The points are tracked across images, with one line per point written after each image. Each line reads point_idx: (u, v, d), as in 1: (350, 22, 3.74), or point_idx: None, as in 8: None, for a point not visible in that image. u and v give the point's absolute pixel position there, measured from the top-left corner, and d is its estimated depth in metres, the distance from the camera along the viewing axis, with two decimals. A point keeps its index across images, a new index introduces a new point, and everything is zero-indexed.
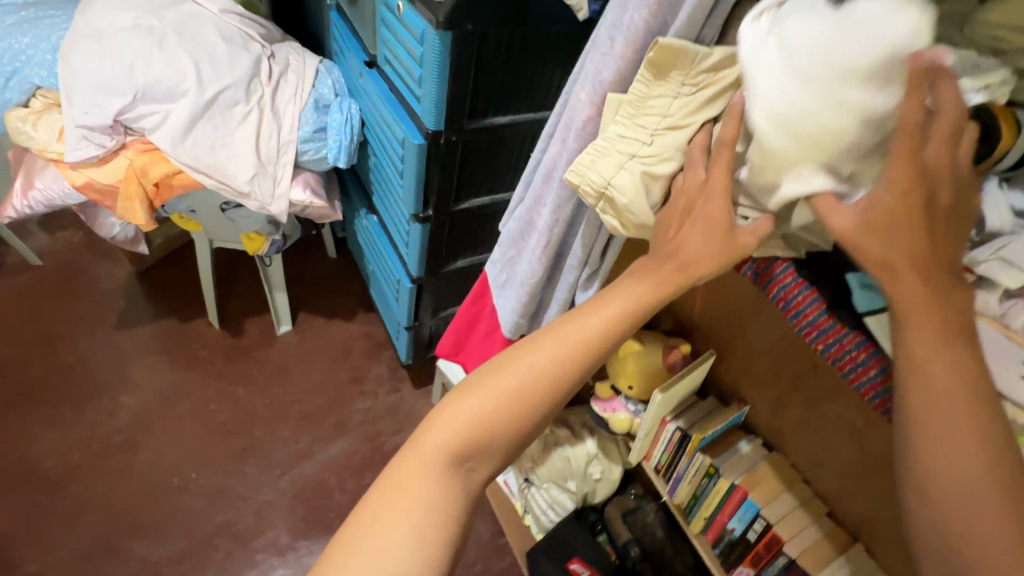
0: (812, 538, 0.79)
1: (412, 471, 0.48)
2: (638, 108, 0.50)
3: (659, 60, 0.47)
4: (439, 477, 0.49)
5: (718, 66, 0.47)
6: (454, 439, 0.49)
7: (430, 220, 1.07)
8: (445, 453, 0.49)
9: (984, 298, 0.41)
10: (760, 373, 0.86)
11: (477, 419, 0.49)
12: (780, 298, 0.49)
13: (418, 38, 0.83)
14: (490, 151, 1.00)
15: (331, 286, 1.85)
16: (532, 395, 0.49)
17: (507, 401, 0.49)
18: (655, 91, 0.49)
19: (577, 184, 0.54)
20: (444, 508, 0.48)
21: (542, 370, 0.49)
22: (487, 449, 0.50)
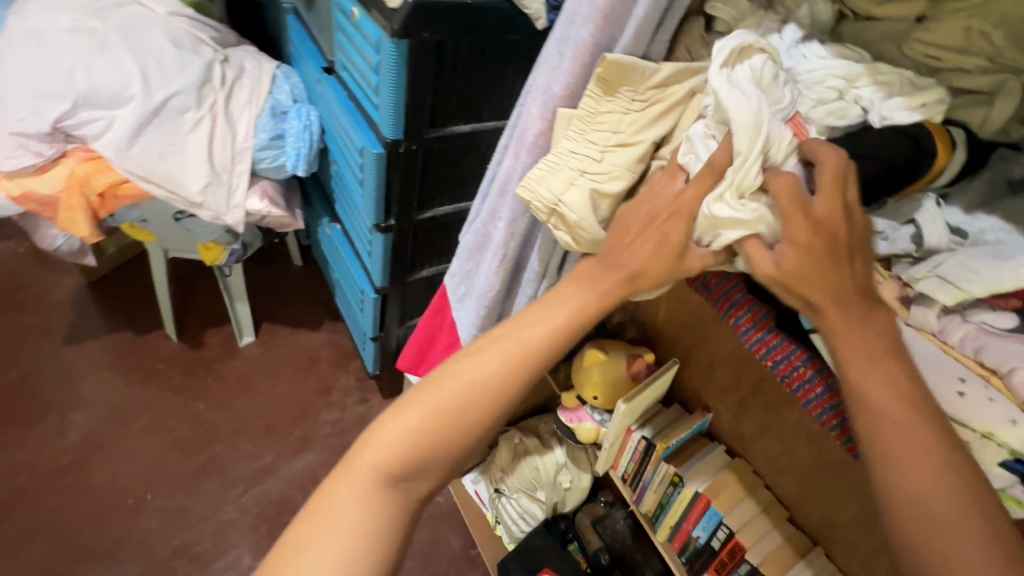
0: (773, 543, 0.80)
1: (343, 494, 0.49)
2: (589, 123, 0.50)
3: (607, 76, 0.47)
4: (372, 499, 0.49)
5: (666, 82, 0.47)
6: (388, 459, 0.49)
7: (393, 229, 1.05)
8: (378, 475, 0.49)
9: (923, 314, 0.41)
10: (721, 380, 0.87)
11: (409, 438, 0.49)
12: (731, 315, 0.49)
13: (374, 46, 0.81)
14: (452, 159, 0.99)
15: (296, 295, 1.80)
16: (467, 411, 0.50)
17: (441, 418, 0.50)
18: (605, 107, 0.49)
19: (529, 200, 0.53)
20: (376, 531, 0.48)
21: (474, 386, 0.50)
22: (423, 467, 0.50)
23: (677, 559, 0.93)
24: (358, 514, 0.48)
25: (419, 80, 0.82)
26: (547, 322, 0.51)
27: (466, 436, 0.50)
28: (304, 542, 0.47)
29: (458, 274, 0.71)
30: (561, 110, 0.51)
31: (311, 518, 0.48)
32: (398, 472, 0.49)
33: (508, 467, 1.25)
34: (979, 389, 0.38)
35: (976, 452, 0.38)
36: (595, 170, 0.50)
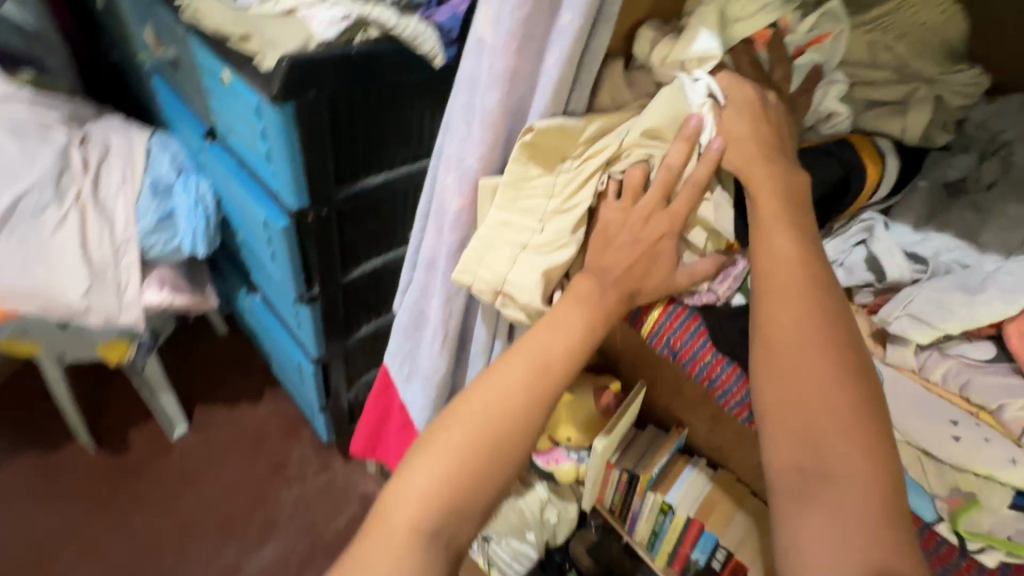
0: (771, 554, 0.79)
1: (372, 563, 0.38)
2: (521, 189, 0.44)
3: (537, 142, 0.42)
4: (408, 564, 0.38)
5: (597, 135, 0.43)
6: (421, 508, 0.40)
7: (319, 297, 0.95)
8: (412, 529, 0.39)
9: (901, 352, 0.41)
10: (691, 395, 0.85)
11: (443, 484, 0.40)
12: (704, 375, 0.46)
13: (255, 113, 0.72)
14: (370, 213, 0.91)
15: (228, 368, 1.64)
16: (505, 438, 0.42)
17: (479, 450, 0.42)
18: (536, 171, 0.43)
19: (469, 283, 0.46)
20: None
21: (508, 407, 0.43)
22: (464, 511, 0.41)
23: None
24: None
25: (316, 141, 0.74)
26: (578, 321, 0.43)
27: (507, 469, 0.42)
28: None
29: (399, 357, 0.63)
30: (482, 180, 0.45)
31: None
32: (437, 523, 0.40)
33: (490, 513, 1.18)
34: (972, 430, 0.38)
35: (984, 502, 0.38)
36: (539, 242, 0.44)
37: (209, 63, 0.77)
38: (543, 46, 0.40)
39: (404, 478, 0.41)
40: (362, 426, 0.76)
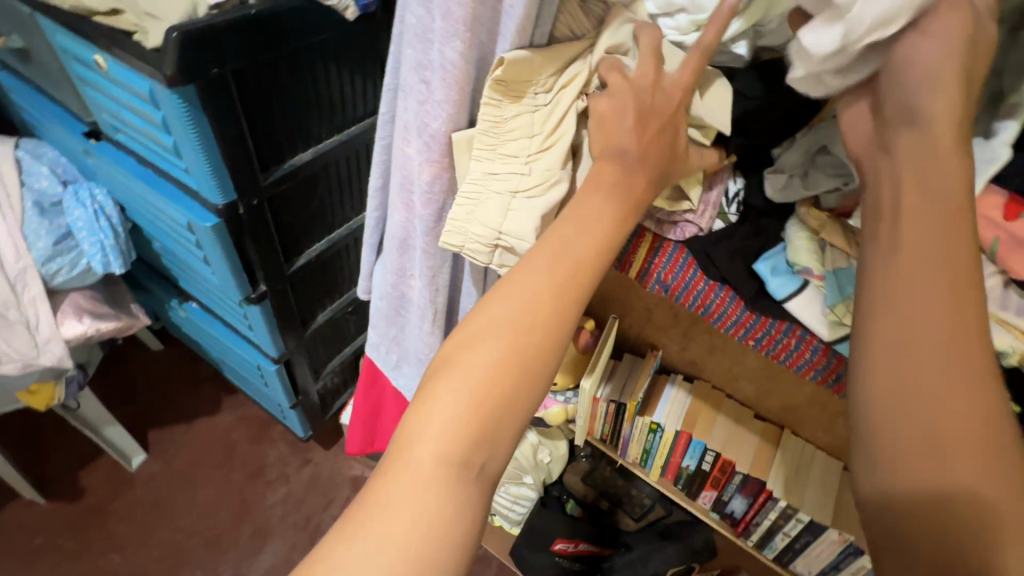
0: (753, 447, 0.87)
1: (395, 503, 0.32)
2: (498, 137, 0.41)
3: (506, 78, 0.39)
4: (438, 504, 0.32)
5: (561, 69, 0.40)
6: (446, 438, 0.33)
7: (267, 294, 0.88)
8: (439, 462, 0.33)
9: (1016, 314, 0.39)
10: (661, 319, 0.88)
11: (475, 405, 0.33)
12: (699, 305, 0.51)
13: (150, 101, 0.63)
14: (304, 195, 0.83)
15: (173, 385, 1.52)
16: (534, 356, 0.35)
17: (507, 374, 0.34)
18: (511, 113, 0.40)
19: (461, 244, 0.43)
20: (451, 549, 0.31)
21: (540, 308, 0.35)
22: (496, 441, 0.34)
23: (675, 490, 0.98)
24: (420, 527, 0.31)
25: (230, 125, 0.65)
26: (600, 217, 0.37)
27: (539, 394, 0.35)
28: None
29: (384, 343, 0.61)
30: (454, 136, 0.42)
31: (345, 550, 0.30)
32: (466, 453, 0.33)
33: None
34: None
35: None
36: (528, 186, 0.41)
37: (75, 49, 0.65)
38: None
39: (423, 405, 0.34)
40: (356, 419, 0.74)
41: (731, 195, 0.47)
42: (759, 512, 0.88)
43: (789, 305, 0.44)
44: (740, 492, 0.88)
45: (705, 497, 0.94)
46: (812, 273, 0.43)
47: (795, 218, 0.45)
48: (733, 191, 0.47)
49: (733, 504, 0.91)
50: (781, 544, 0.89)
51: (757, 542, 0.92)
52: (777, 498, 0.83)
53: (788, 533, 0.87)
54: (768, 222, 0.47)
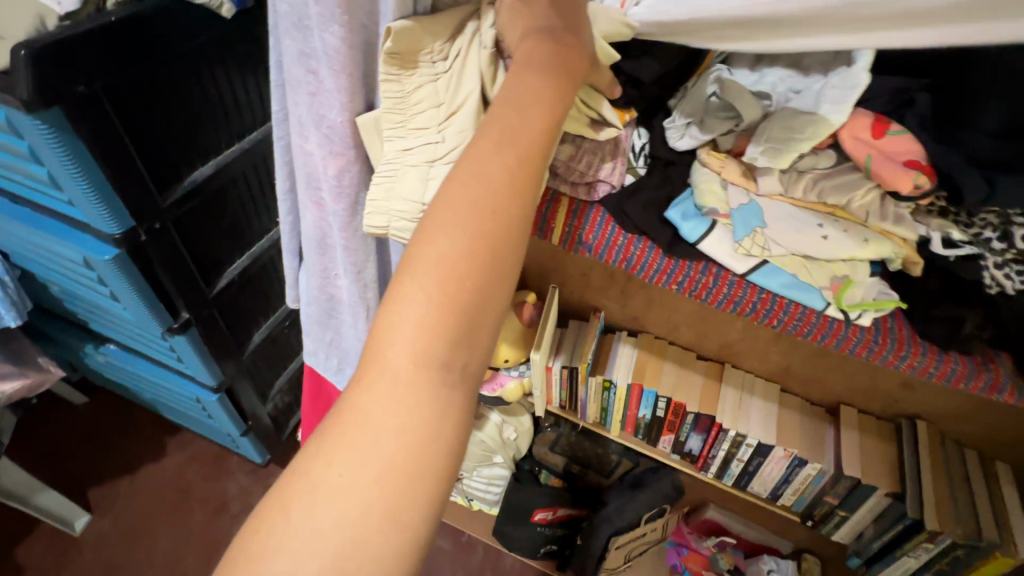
0: (700, 386, 0.92)
1: (369, 420, 0.28)
2: (405, 112, 0.40)
3: (398, 50, 0.37)
4: (420, 412, 0.28)
5: (451, 39, 0.39)
6: (421, 337, 0.29)
7: (192, 321, 0.83)
8: (417, 366, 0.29)
9: None
10: (598, 280, 0.91)
11: (441, 303, 0.29)
12: (622, 257, 0.52)
13: (12, 130, 0.57)
14: (212, 211, 0.78)
15: (107, 437, 1.41)
16: (504, 238, 0.31)
17: (477, 262, 0.30)
18: (413, 85, 0.39)
19: (387, 226, 0.42)
20: (439, 458, 0.28)
21: (498, 190, 0.31)
22: (476, 338, 0.30)
23: (637, 441, 1.02)
24: (400, 443, 0.27)
25: (113, 145, 0.60)
26: (548, 90, 0.33)
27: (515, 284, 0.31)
28: (321, 519, 0.26)
29: (322, 348, 0.59)
30: (358, 120, 0.40)
31: (320, 473, 0.26)
32: (444, 359, 0.29)
33: None
34: None
35: None
36: (444, 154, 0.39)
37: None
38: None
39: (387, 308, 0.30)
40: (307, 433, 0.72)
41: (638, 150, 0.48)
42: (714, 445, 0.94)
43: (703, 246, 0.47)
44: (694, 430, 0.93)
45: (665, 442, 0.99)
46: (718, 214, 0.46)
47: (698, 162, 0.48)
48: (639, 146, 0.48)
49: (689, 443, 0.96)
50: (737, 470, 0.95)
51: (716, 473, 0.99)
52: (727, 429, 0.89)
53: (740, 458, 0.93)
54: (676, 169, 0.49)
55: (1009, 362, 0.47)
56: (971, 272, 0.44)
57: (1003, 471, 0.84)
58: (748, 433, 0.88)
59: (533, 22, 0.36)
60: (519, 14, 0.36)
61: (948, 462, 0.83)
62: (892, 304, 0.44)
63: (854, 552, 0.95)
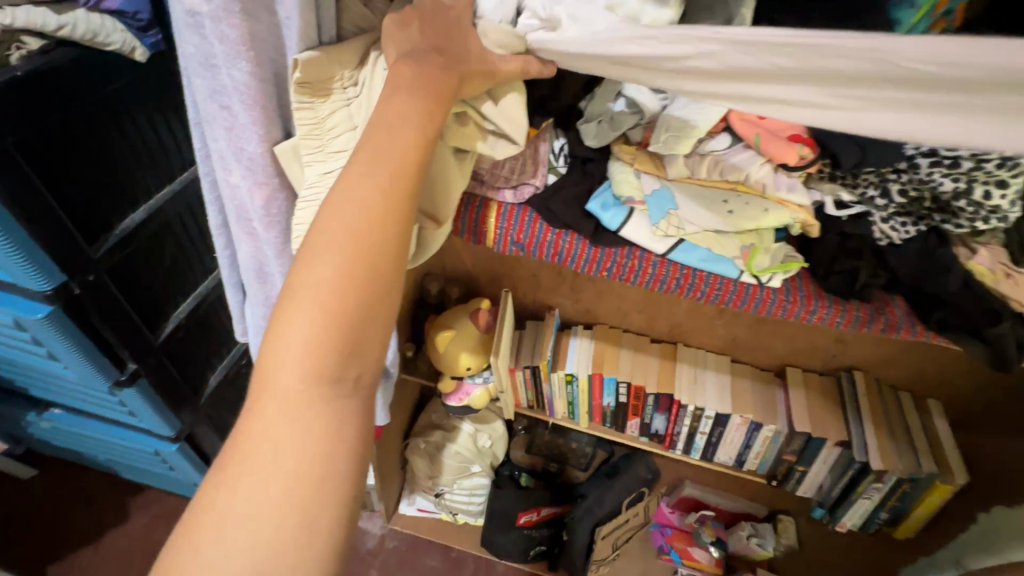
0: (656, 367, 0.96)
1: (269, 437, 0.32)
2: (322, 137, 0.42)
3: (308, 79, 0.39)
4: (315, 426, 0.32)
5: (363, 63, 0.42)
6: (308, 361, 0.33)
7: (141, 372, 0.80)
8: (307, 386, 0.32)
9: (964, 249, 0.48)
10: (547, 278, 0.95)
11: (323, 325, 0.33)
12: (553, 252, 0.54)
13: None
14: (150, 257, 0.77)
15: (61, 509, 1.33)
16: (379, 261, 0.35)
17: (353, 288, 0.34)
18: (327, 111, 0.42)
19: None
20: (340, 461, 0.33)
21: (368, 217, 0.34)
22: (360, 355, 0.34)
23: (606, 429, 1.05)
24: (301, 454, 0.32)
25: (37, 200, 0.58)
26: (412, 123, 0.37)
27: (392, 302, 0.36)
28: (234, 528, 0.30)
29: None
30: (278, 148, 0.42)
31: (230, 491, 0.31)
32: (334, 375, 0.33)
33: (433, 471, 1.27)
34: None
35: None
36: None
37: None
38: None
39: (275, 333, 0.33)
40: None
41: (557, 151, 0.53)
42: (677, 422, 0.98)
43: (625, 232, 0.50)
44: (657, 410, 0.97)
45: (632, 427, 1.02)
46: (635, 202, 0.50)
47: (613, 157, 0.52)
48: (558, 147, 0.53)
49: (655, 424, 1.00)
50: (701, 443, 1.00)
51: (683, 449, 1.02)
52: (686, 404, 0.93)
53: (703, 431, 0.97)
54: (594, 165, 0.52)
55: (903, 304, 0.53)
56: (864, 230, 0.49)
57: (936, 408, 0.92)
58: (706, 406, 0.93)
59: (431, 44, 0.39)
60: (415, 38, 0.39)
61: (886, 406, 0.91)
62: (798, 264, 0.49)
63: (819, 505, 0.99)
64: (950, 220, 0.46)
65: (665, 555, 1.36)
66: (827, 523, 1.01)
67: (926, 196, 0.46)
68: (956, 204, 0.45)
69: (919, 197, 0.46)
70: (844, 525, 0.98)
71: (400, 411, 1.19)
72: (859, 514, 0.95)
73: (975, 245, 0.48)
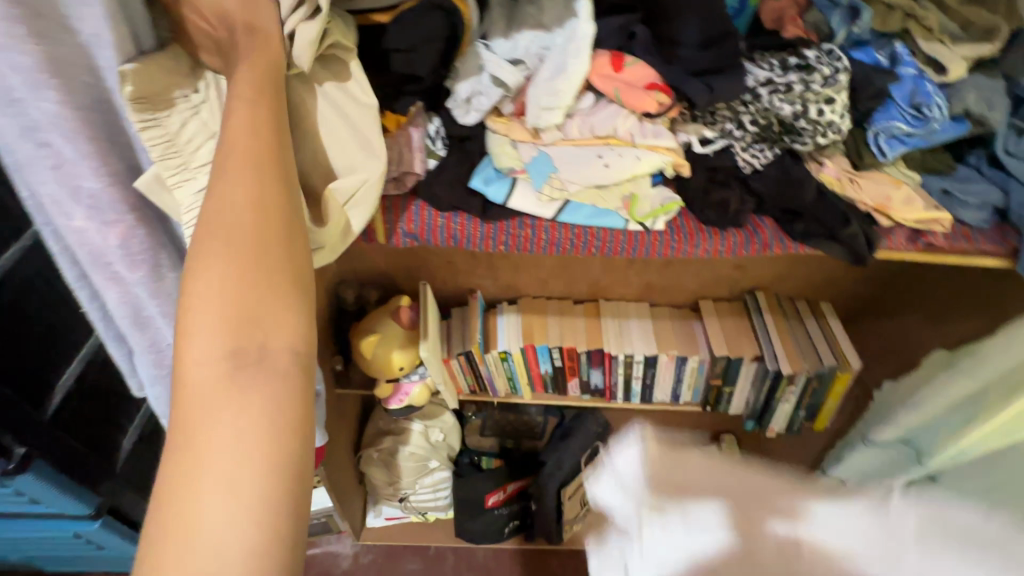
0: (583, 326, 1.00)
1: (200, 428, 0.28)
2: (181, 153, 0.41)
3: (142, 92, 0.38)
4: (240, 403, 0.29)
5: (193, 69, 0.42)
6: (215, 339, 0.30)
7: (33, 454, 0.72)
8: (220, 368, 0.29)
9: (815, 164, 0.55)
10: (462, 261, 0.96)
11: (222, 305, 0.31)
12: (447, 236, 0.55)
13: None
14: (12, 328, 0.68)
15: None
16: (263, 232, 0.33)
17: (243, 261, 0.32)
18: (177, 124, 0.41)
19: None
20: (281, 432, 0.29)
21: (243, 190, 0.33)
22: (274, 332, 0.31)
23: (549, 395, 1.08)
24: (233, 432, 0.28)
25: None
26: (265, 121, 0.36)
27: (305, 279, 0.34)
28: (190, 547, 0.26)
29: None
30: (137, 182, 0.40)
31: (171, 499, 0.27)
32: (236, 344, 0.30)
33: (392, 477, 1.25)
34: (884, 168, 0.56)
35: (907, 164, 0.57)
36: None
37: None
38: (59, 12, 0.34)
39: (180, 338, 0.30)
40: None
41: (433, 134, 0.52)
42: (612, 373, 1.02)
43: (511, 203, 0.51)
44: (592, 367, 1.01)
45: (573, 388, 1.06)
46: (516, 171, 0.51)
47: (489, 131, 0.52)
48: (433, 130, 0.52)
49: (593, 380, 1.04)
50: (638, 387, 1.05)
51: (624, 397, 1.07)
52: (616, 355, 0.98)
53: (637, 376, 1.02)
54: (473, 144, 0.53)
55: (774, 221, 0.56)
56: (729, 163, 0.53)
57: (828, 308, 1.03)
58: (634, 352, 0.98)
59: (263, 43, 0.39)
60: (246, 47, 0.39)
61: (787, 316, 1.00)
62: (676, 204, 0.51)
63: (749, 419, 1.08)
64: (797, 140, 0.52)
65: None
66: (759, 432, 1.11)
67: (773, 122, 0.51)
68: (799, 124, 0.51)
69: (766, 123, 0.51)
70: (773, 430, 1.08)
71: (344, 427, 1.15)
72: (783, 417, 1.04)
73: (822, 157, 0.55)
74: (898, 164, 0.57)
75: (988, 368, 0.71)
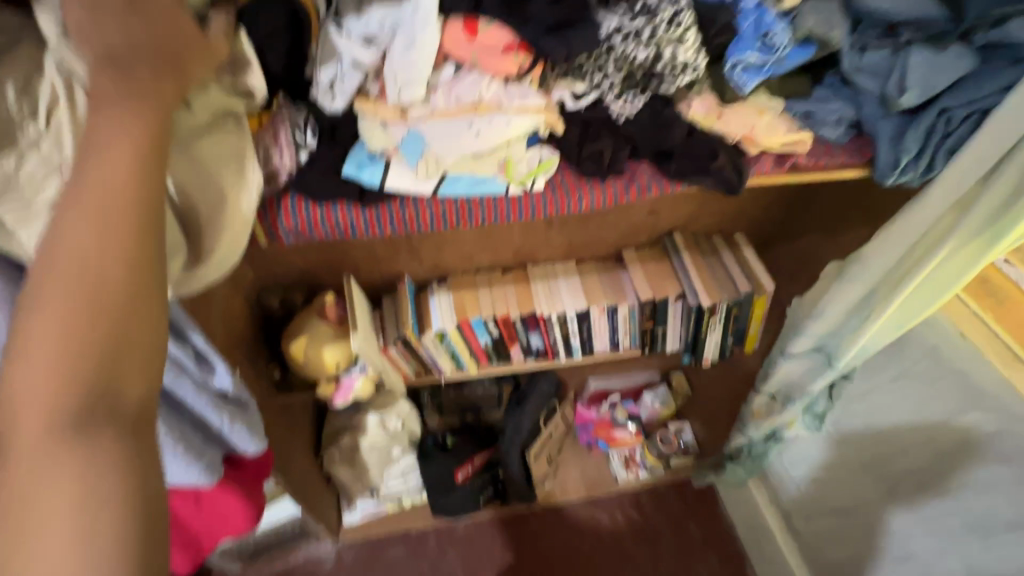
0: (514, 293, 1.02)
1: (28, 481, 0.27)
2: (21, 192, 0.39)
3: None
4: (74, 462, 0.28)
5: (29, 96, 0.41)
6: (52, 389, 0.28)
7: None
8: (54, 422, 0.28)
9: (684, 103, 0.57)
10: (382, 249, 0.95)
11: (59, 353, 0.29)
12: (332, 227, 0.55)
13: None
14: None
15: None
16: (111, 276, 0.30)
17: (88, 307, 0.30)
18: (14, 163, 0.39)
19: None
20: (121, 493, 0.28)
21: (88, 232, 0.30)
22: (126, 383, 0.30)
23: (495, 365, 1.11)
24: (65, 492, 0.27)
25: None
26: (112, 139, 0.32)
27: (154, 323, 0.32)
28: None
29: None
30: None
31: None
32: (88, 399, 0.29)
33: (357, 471, 1.27)
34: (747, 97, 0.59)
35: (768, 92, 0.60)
36: None
37: None
38: None
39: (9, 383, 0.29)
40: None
41: (300, 126, 0.51)
42: (550, 333, 1.05)
43: (388, 184, 0.52)
44: (530, 330, 1.03)
45: (516, 354, 1.08)
46: (388, 151, 0.52)
47: (359, 114, 0.52)
48: (299, 122, 0.51)
49: (534, 343, 1.07)
50: (577, 343, 1.09)
51: (566, 354, 1.11)
52: (549, 315, 1.00)
53: (575, 331, 1.06)
54: (343, 129, 0.53)
55: (649, 164, 0.58)
56: (603, 115, 0.55)
57: (743, 238, 1.09)
58: (566, 309, 1.01)
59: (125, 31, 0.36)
60: (110, 28, 0.34)
61: (703, 252, 1.06)
62: (552, 162, 0.54)
63: (685, 354, 1.14)
64: (662, 83, 0.53)
65: (595, 447, 1.50)
66: (696, 364, 1.17)
67: (635, 69, 0.52)
68: (658, 68, 0.52)
69: (629, 70, 0.52)
70: (707, 360, 1.15)
71: (298, 433, 1.14)
72: (715, 346, 1.11)
73: (689, 96, 0.57)
74: (761, 92, 0.60)
75: (874, 270, 0.75)
